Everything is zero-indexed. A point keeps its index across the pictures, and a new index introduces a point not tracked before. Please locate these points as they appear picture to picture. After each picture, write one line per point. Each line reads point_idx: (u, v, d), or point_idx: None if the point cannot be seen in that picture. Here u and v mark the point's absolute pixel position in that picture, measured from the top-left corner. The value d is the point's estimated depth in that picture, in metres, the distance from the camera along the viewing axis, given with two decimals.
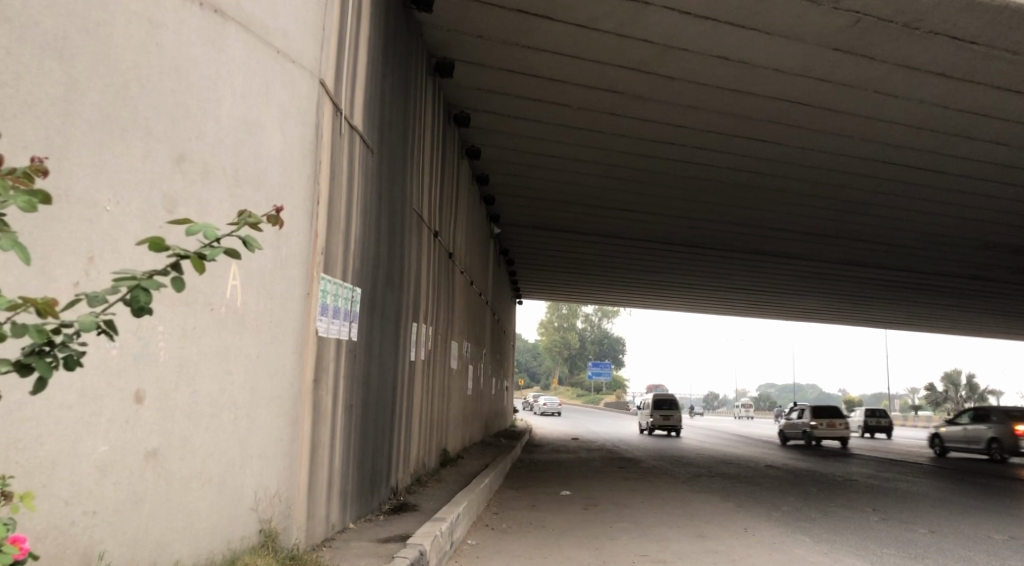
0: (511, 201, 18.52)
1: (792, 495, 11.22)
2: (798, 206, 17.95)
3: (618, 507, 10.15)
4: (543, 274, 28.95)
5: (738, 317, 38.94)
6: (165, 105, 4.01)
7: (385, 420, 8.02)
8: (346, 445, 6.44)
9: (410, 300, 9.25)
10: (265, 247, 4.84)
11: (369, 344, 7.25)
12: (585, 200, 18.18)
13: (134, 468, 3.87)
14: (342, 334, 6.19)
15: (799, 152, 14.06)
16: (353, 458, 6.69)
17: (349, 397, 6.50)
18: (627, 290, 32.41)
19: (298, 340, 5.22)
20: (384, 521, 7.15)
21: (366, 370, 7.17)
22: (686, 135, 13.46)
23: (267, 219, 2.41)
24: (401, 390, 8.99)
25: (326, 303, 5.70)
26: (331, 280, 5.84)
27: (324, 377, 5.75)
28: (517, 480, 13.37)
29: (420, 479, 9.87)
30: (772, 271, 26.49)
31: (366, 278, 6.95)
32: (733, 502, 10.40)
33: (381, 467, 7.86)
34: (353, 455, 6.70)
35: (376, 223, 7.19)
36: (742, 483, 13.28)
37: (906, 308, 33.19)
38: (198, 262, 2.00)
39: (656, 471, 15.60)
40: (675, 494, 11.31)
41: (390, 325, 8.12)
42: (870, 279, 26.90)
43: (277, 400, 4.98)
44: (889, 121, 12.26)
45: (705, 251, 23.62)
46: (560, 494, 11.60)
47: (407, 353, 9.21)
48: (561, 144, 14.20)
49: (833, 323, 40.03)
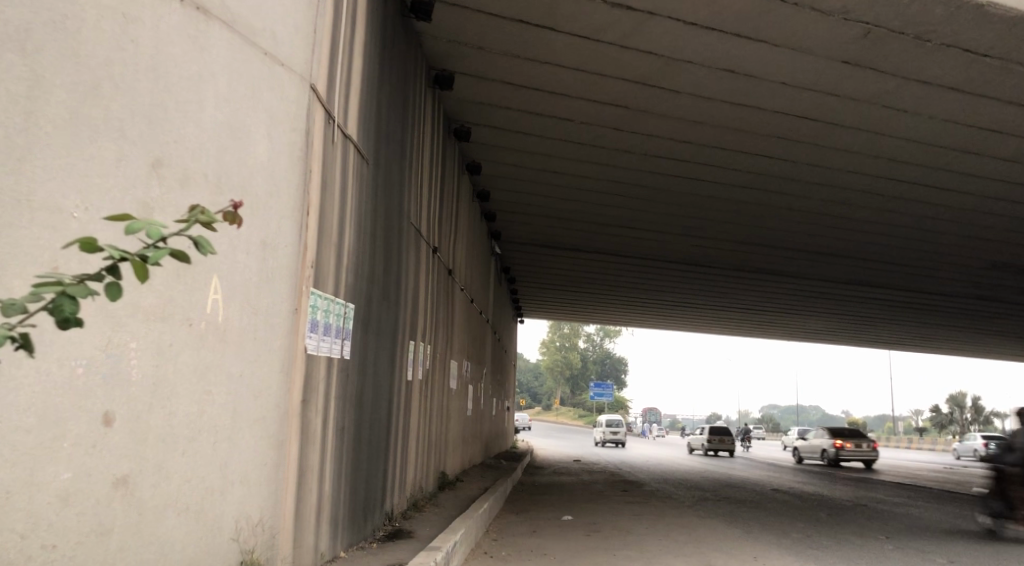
0: (512, 219, 18.29)
1: (800, 521, 10.88)
2: (803, 225, 17.69)
3: (621, 534, 9.81)
4: (546, 293, 28.71)
5: (741, 337, 38.53)
6: (140, 106, 3.76)
7: (380, 442, 7.72)
8: (336, 469, 6.13)
9: (407, 317, 8.97)
10: (250, 259, 4.57)
11: (363, 363, 6.98)
12: (588, 218, 17.94)
13: (101, 497, 3.57)
14: (332, 352, 5.89)
15: (805, 169, 13.82)
16: (345, 483, 6.39)
17: (340, 416, 6.20)
18: (629, 309, 32.09)
19: (284, 358, 4.93)
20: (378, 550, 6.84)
21: (360, 390, 6.87)
22: (691, 151, 13.22)
23: (224, 214, 2.11)
24: (398, 411, 8.69)
25: (316, 319, 5.43)
26: (322, 295, 5.58)
27: (312, 398, 5.45)
28: (517, 504, 13.02)
29: (416, 504, 9.55)
30: (775, 291, 26.18)
31: (360, 294, 6.69)
32: (741, 528, 10.05)
33: (375, 490, 7.57)
34: (344, 479, 6.40)
35: (371, 236, 6.93)
36: (747, 507, 12.95)
37: (912, 329, 32.90)
38: (137, 267, 1.70)
39: (660, 495, 15.26)
40: (679, 519, 10.98)
41: (385, 343, 7.83)
42: (876, 299, 26.62)
43: (261, 422, 4.68)
44: (898, 138, 12.02)
45: (708, 270, 23.34)
46: (561, 519, 11.25)
47: (404, 372, 8.92)
48: (564, 160, 13.97)
49: (837, 343, 39.62)
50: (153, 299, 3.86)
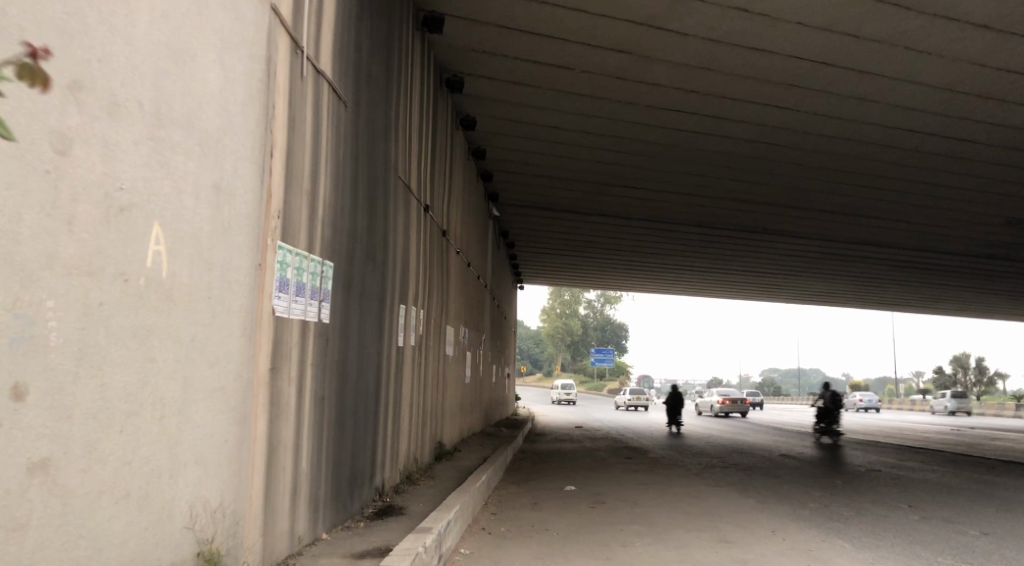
0: (509, 179, 17.57)
1: (815, 489, 10.35)
2: (814, 182, 16.97)
3: (628, 506, 9.27)
4: (546, 258, 28.06)
5: (744, 300, 37.94)
6: (51, 14, 3.09)
7: (367, 412, 7.16)
8: (315, 442, 5.56)
9: (397, 279, 8.33)
10: (200, 205, 3.93)
11: (346, 327, 6.38)
12: (589, 177, 17.23)
13: (13, 484, 2.94)
14: (306, 314, 5.26)
15: (817, 120, 13.09)
16: (324, 458, 5.83)
17: (317, 385, 5.60)
18: (630, 273, 31.42)
19: (246, 320, 4.32)
20: (365, 529, 6.28)
21: (342, 356, 6.29)
22: (698, 103, 12.49)
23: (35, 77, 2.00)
24: (388, 379, 8.11)
25: (284, 278, 4.81)
26: (292, 251, 4.95)
27: (283, 365, 4.85)
28: (518, 474, 12.48)
29: (410, 477, 9.01)
30: (781, 253, 25.51)
31: (340, 251, 6.07)
32: (754, 499, 9.51)
33: (363, 464, 7.01)
34: (324, 453, 5.83)
35: (351, 187, 6.29)
36: (758, 475, 12.43)
37: (919, 290, 32.30)
38: None
39: (665, 462, 14.76)
40: (689, 489, 10.44)
41: (371, 307, 7.22)
42: (883, 260, 25.99)
43: (219, 393, 4.09)
44: (919, 84, 11.31)
45: (712, 232, 22.66)
46: (564, 490, 10.70)
47: (394, 339, 8.32)
48: (563, 114, 13.24)
49: (842, 306, 39.00)
50: (74, 250, 3.20)
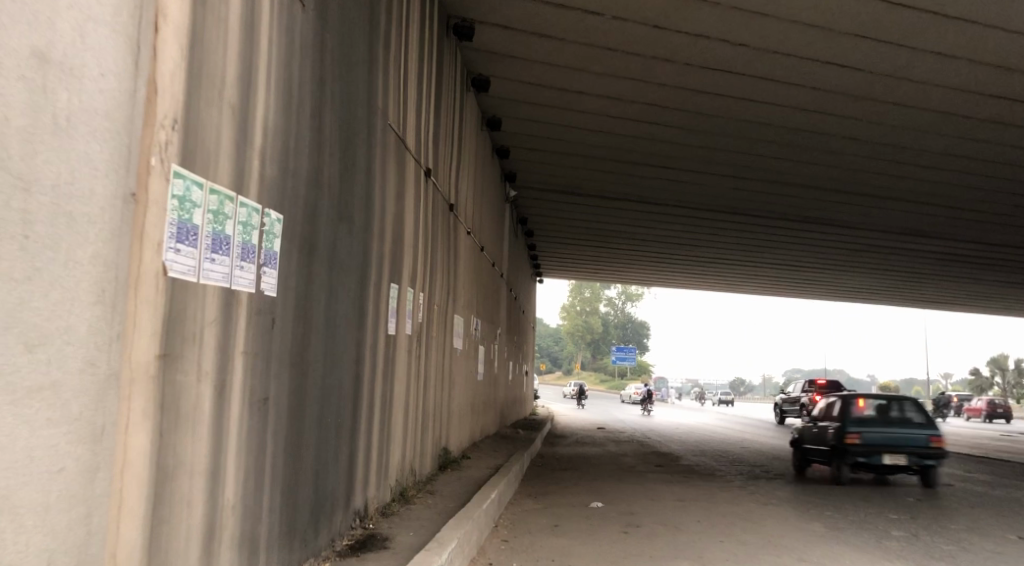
0: (528, 157, 15.94)
1: (889, 513, 8.72)
2: (869, 161, 15.19)
3: (668, 533, 7.66)
4: (567, 249, 26.40)
5: (776, 296, 36.05)
6: None
7: (342, 418, 5.60)
8: (250, 463, 4.00)
9: (387, 253, 6.73)
10: (7, 79, 2.33)
11: (306, 305, 4.80)
12: (616, 155, 15.55)
13: None
14: (227, 280, 3.65)
15: (883, 83, 11.35)
16: (269, 482, 4.26)
17: (253, 381, 4.03)
18: (657, 266, 29.68)
19: (106, 280, 2.73)
20: None
21: (300, 345, 4.71)
22: (746, 59, 10.79)
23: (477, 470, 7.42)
24: (375, 376, 6.53)
25: (185, 223, 3.23)
26: (204, 184, 3.37)
27: (184, 351, 3.27)
28: (537, 486, 10.88)
29: (404, 495, 7.45)
30: (821, 244, 23.67)
31: (295, 204, 4.50)
32: (823, 526, 7.87)
33: (334, 486, 5.44)
34: (268, 477, 4.26)
35: (314, 121, 4.72)
36: (811, 490, 10.80)
37: (966, 287, 30.28)
38: None
39: (702, 472, 13.12)
40: (737, 510, 8.83)
41: (349, 283, 5.65)
42: (933, 253, 24.09)
43: (49, 394, 2.49)
44: (1011, 33, 9.57)
45: (749, 220, 20.92)
46: (590, 507, 9.13)
47: (384, 326, 6.75)
48: (590, 75, 11.59)
49: (879, 303, 36.96)
50: None
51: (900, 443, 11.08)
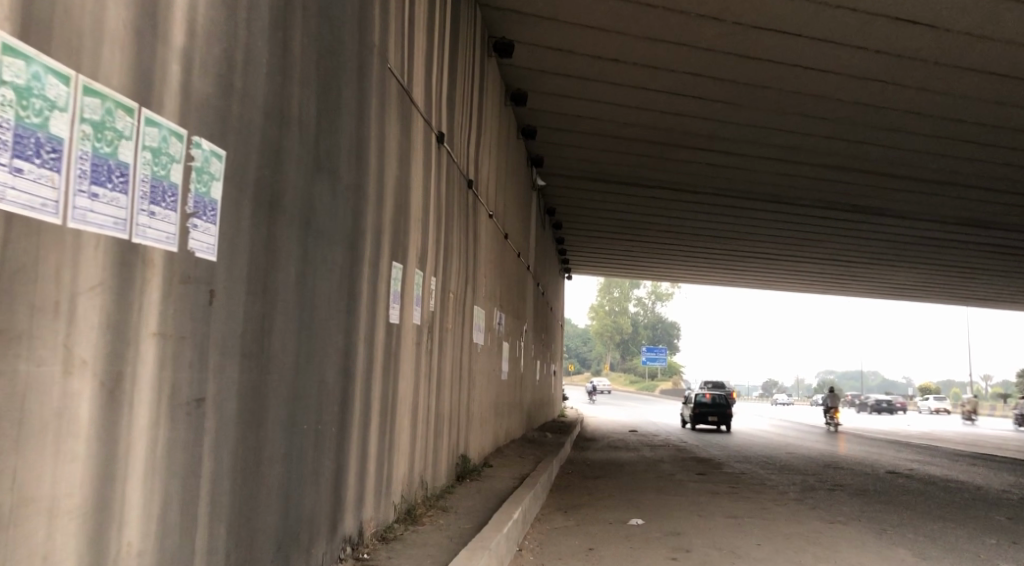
0: (556, 139, 14.74)
1: (981, 538, 7.45)
2: (933, 141, 13.75)
3: (722, 562, 6.46)
4: (596, 243, 25.15)
5: (814, 293, 34.47)
6: None
7: (325, 424, 4.47)
8: (173, 491, 2.87)
9: (388, 223, 5.61)
10: None
11: (265, 280, 3.66)
12: (652, 136, 14.27)
13: None
14: (123, 229, 2.53)
15: (961, 43, 9.98)
16: (208, 513, 3.14)
17: (178, 375, 2.90)
18: (690, 262, 28.31)
19: None
20: None
21: (257, 331, 3.59)
22: (803, 16, 9.50)
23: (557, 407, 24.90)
24: (373, 373, 5.40)
25: (26, 129, 2.16)
26: (70, 79, 2.29)
27: (32, 325, 2.18)
28: (568, 498, 9.69)
29: (411, 512, 6.34)
30: (870, 237, 22.16)
31: (242, 138, 3.35)
32: (909, 555, 6.65)
33: (312, 512, 4.30)
34: (207, 506, 3.13)
35: (273, 34, 3.58)
36: (879, 504, 9.55)
37: (1020, 283, 28.57)
38: None
39: (748, 481, 11.89)
40: (802, 531, 7.60)
41: (333, 256, 4.53)
42: (990, 246, 22.51)
43: None
44: None
45: (792, 210, 19.54)
46: (628, 525, 7.94)
47: (384, 312, 5.62)
48: (625, 39, 10.35)
49: (923, 302, 35.26)
50: None
51: (717, 408, 24.54)
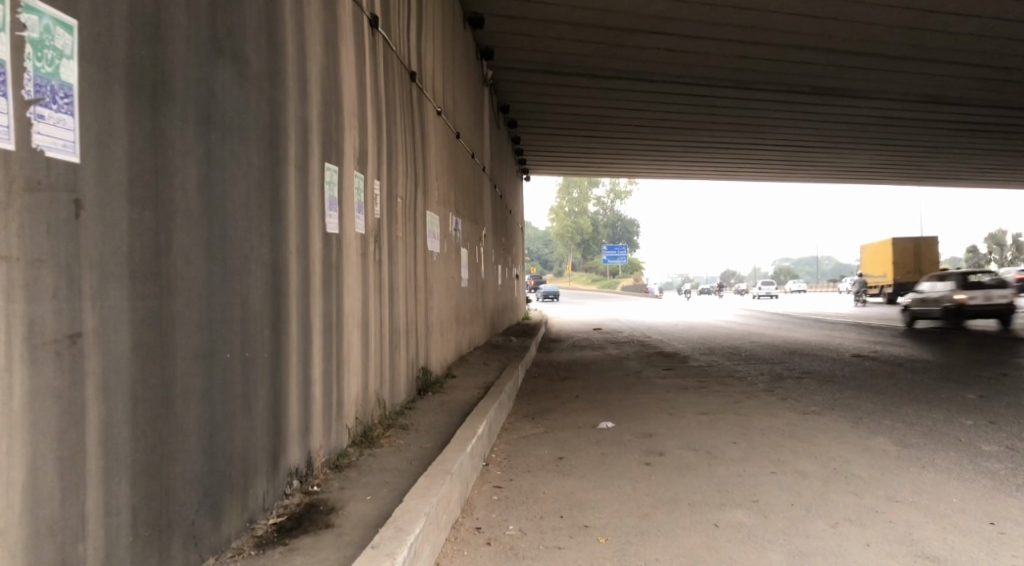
0: (504, 28, 13.79)
1: (958, 420, 7.26)
2: (897, 12, 13.07)
3: (698, 463, 6.17)
4: (554, 140, 24.33)
5: (774, 180, 34.06)
6: None
7: (254, 350, 3.92)
8: (43, 433, 2.66)
9: (316, 116, 4.92)
10: None
11: (163, 185, 3.18)
12: (605, 20, 13.39)
13: None
14: None
15: None
16: (101, 444, 2.87)
17: (37, 309, 2.65)
18: (649, 157, 27.68)
19: None
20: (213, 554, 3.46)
21: (153, 247, 3.11)
22: None
23: None
24: (312, 288, 4.83)
25: None
26: None
27: None
28: (534, 404, 9.37)
29: (368, 435, 5.89)
30: (829, 120, 21.66)
31: (97, 20, 2.89)
32: (891, 445, 6.40)
33: (251, 446, 3.87)
34: (96, 440, 2.85)
35: None
36: (850, 390, 9.39)
37: (977, 159, 28.40)
38: None
39: (718, 374, 11.70)
40: (778, 425, 7.36)
41: (250, 156, 3.91)
42: (950, 123, 22.13)
43: None
44: None
45: (751, 96, 18.87)
46: (598, 430, 7.62)
47: (319, 221, 5.01)
48: None
49: (880, 183, 35.14)
50: None
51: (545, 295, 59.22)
